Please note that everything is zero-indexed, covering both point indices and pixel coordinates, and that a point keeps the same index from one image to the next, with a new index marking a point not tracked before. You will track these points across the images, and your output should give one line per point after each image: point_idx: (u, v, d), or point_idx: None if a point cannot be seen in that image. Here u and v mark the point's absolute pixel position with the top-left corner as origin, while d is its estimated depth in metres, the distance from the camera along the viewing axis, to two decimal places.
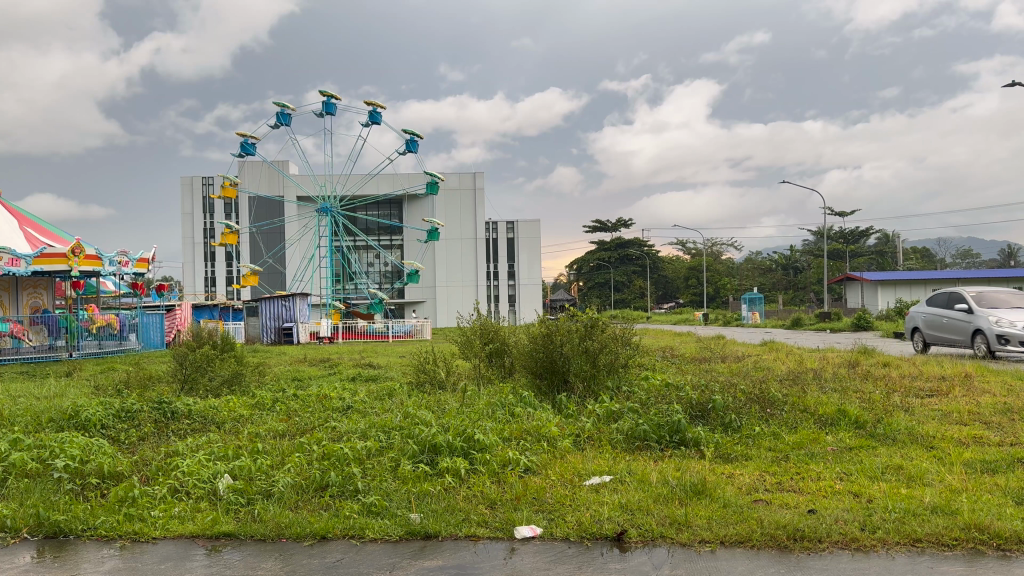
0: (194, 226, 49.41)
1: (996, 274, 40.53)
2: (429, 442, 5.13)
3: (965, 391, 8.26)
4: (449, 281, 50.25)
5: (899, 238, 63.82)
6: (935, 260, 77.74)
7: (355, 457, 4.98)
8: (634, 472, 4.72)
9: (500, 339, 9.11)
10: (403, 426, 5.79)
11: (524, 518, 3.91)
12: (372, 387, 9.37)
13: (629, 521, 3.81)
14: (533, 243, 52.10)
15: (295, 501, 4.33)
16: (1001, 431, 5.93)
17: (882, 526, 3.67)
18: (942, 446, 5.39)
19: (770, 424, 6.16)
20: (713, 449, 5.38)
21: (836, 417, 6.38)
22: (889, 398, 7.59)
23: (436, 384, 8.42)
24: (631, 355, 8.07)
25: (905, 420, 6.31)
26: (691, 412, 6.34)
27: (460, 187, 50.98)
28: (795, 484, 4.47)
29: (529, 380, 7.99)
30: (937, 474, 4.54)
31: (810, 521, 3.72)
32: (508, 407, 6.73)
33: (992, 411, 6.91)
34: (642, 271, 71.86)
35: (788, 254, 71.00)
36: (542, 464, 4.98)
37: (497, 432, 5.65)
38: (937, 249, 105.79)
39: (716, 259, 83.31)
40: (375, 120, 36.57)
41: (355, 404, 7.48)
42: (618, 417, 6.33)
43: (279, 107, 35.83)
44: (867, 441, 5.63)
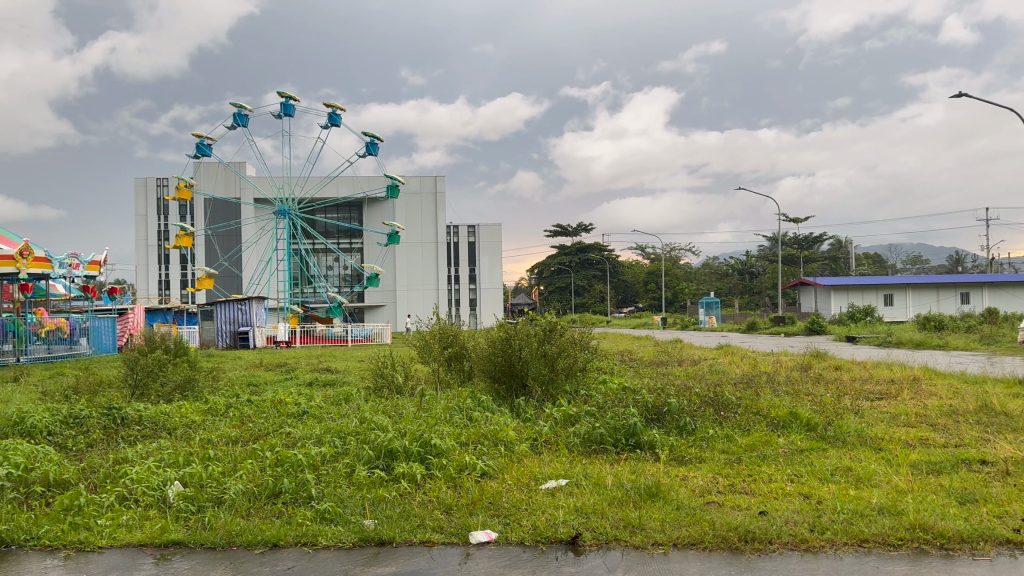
0: (149, 228, 48.41)
1: (945, 279, 41.32)
2: (384, 448, 5.09)
3: (912, 393, 8.59)
4: (409, 285, 50.14)
5: (853, 243, 65.19)
6: (886, 266, 79.56)
7: (309, 463, 4.92)
8: (590, 475, 4.73)
9: (458, 343, 9.07)
10: (360, 432, 5.71)
11: (478, 523, 3.90)
12: (328, 393, 9.22)
13: (584, 524, 3.83)
14: (494, 247, 52.03)
15: (247, 508, 4.25)
16: (945, 432, 6.12)
17: (831, 526, 3.74)
18: (889, 447, 5.54)
19: (723, 427, 6.24)
20: (666, 452, 5.43)
21: (787, 419, 6.50)
22: (839, 400, 7.79)
23: (393, 389, 8.34)
24: (590, 359, 8.15)
25: (854, 422, 6.46)
26: (646, 415, 6.39)
27: (422, 190, 50.79)
28: (748, 486, 4.53)
29: (487, 384, 7.94)
30: (884, 475, 4.64)
31: (761, 522, 3.77)
32: (465, 411, 6.71)
33: (938, 414, 7.07)
34: (602, 275, 72.20)
35: (744, 259, 72.12)
36: (498, 468, 4.97)
37: (454, 437, 5.61)
38: (890, 257, 109.08)
39: (675, 263, 84.20)
40: (335, 122, 36.27)
41: (310, 410, 7.38)
42: (575, 422, 6.35)
43: (235, 108, 35.37)
44: (817, 443, 5.73)
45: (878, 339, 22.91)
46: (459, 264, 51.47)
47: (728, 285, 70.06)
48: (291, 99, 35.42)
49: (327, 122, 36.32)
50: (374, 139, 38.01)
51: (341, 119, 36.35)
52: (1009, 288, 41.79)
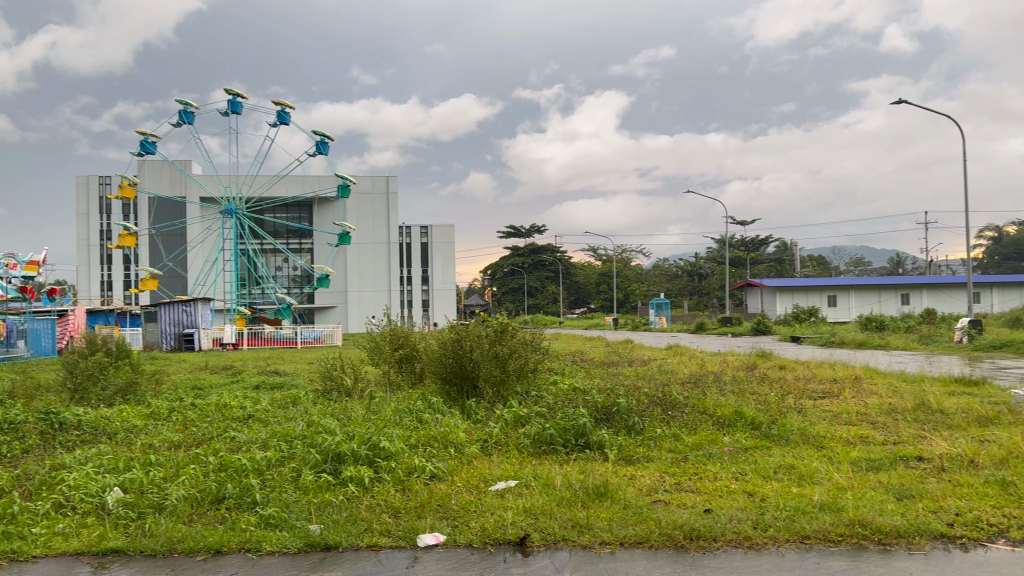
0: (91, 227, 47.09)
1: (887, 281, 42.40)
2: (332, 452, 5.02)
3: (854, 392, 8.74)
4: (360, 286, 49.66)
5: (798, 245, 66.67)
6: (830, 268, 81.45)
7: (253, 468, 4.83)
8: (539, 476, 4.75)
9: (410, 345, 9.01)
10: (306, 435, 5.63)
11: (427, 526, 3.88)
12: (275, 396, 9.05)
13: (533, 526, 3.83)
14: (446, 248, 51.87)
15: (189, 515, 4.16)
16: (885, 431, 6.25)
17: (773, 523, 3.81)
18: (831, 446, 5.64)
19: (670, 426, 6.32)
20: (615, 452, 5.48)
21: (733, 419, 6.60)
22: (783, 400, 7.91)
23: (343, 391, 8.24)
24: (540, 360, 8.22)
25: (797, 421, 6.59)
26: (596, 415, 6.42)
27: (373, 190, 50.36)
28: (693, 484, 4.59)
29: (438, 386, 7.88)
30: (825, 474, 4.73)
31: (705, 521, 3.82)
32: (415, 414, 6.65)
33: (877, 411, 7.29)
34: (554, 276, 72.57)
35: (693, 260, 73.13)
36: (448, 470, 4.95)
37: (403, 440, 5.56)
38: (833, 259, 111.91)
39: (626, 265, 85.02)
40: (283, 121, 35.78)
41: (256, 414, 7.25)
42: (525, 422, 6.38)
43: (181, 105, 34.63)
44: (761, 441, 5.84)
45: (822, 339, 23.48)
46: (411, 265, 51.20)
47: (678, 286, 71.00)
48: (238, 97, 34.82)
49: (276, 121, 35.81)
50: (324, 138, 37.61)
51: (290, 118, 35.86)
52: (946, 290, 43.07)
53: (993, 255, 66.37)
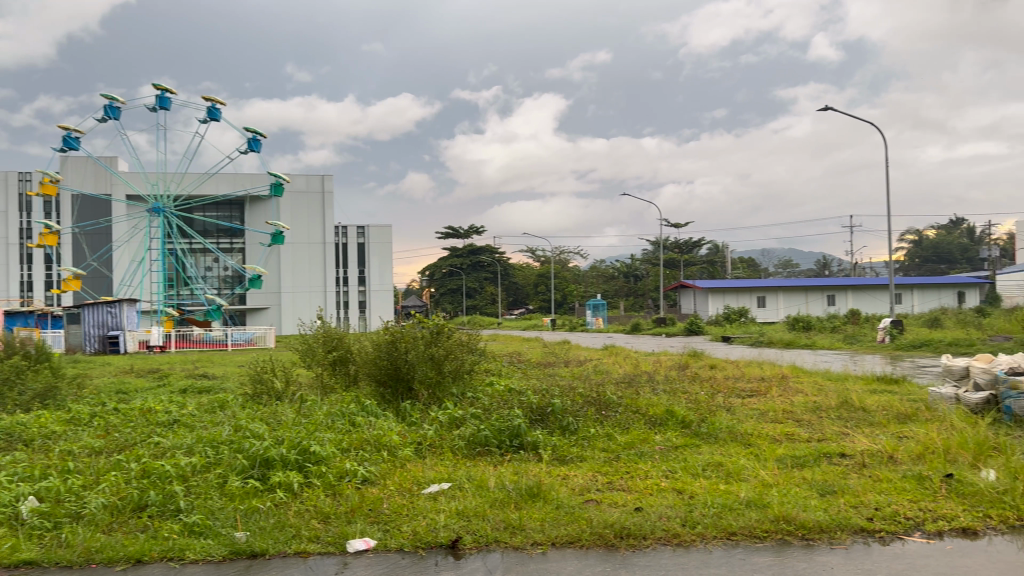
0: (9, 226, 45.06)
1: (814, 283, 43.62)
2: (260, 457, 4.92)
3: (780, 392, 8.89)
4: (295, 287, 48.81)
5: (729, 248, 68.20)
6: (759, 270, 83.52)
7: (177, 474, 4.69)
8: (472, 478, 4.73)
9: (344, 347, 8.88)
10: (234, 440, 5.50)
11: (356, 531, 3.83)
12: (203, 399, 8.82)
13: (464, 528, 3.82)
14: (383, 249, 51.36)
15: (108, 524, 4.02)
16: (809, 428, 6.46)
17: (701, 521, 3.88)
18: (758, 443, 5.77)
19: (604, 426, 6.37)
20: (549, 452, 5.51)
21: (664, 417, 6.70)
22: (713, 398, 8.09)
23: (274, 395, 8.07)
24: (477, 361, 8.24)
25: (726, 420, 6.70)
26: (531, 416, 6.43)
27: (308, 189, 49.50)
28: (624, 483, 4.64)
29: (372, 388, 7.78)
30: (752, 470, 4.85)
31: (636, 519, 3.87)
32: (347, 417, 6.55)
33: (803, 410, 7.47)
34: (492, 277, 72.69)
35: (629, 262, 74.11)
36: (381, 474, 4.90)
37: (335, 444, 5.47)
38: (762, 261, 114.96)
39: (563, 266, 85.63)
40: (214, 117, 34.93)
41: (182, 418, 7.04)
42: (460, 423, 6.36)
43: (106, 99, 33.48)
44: (691, 440, 5.93)
45: (751, 339, 24.07)
46: (348, 266, 50.57)
47: (614, 287, 71.83)
48: (166, 92, 33.84)
49: (206, 116, 34.94)
50: (257, 135, 36.86)
51: (221, 114, 35.04)
52: (870, 291, 44.58)
53: (913, 258, 69.04)
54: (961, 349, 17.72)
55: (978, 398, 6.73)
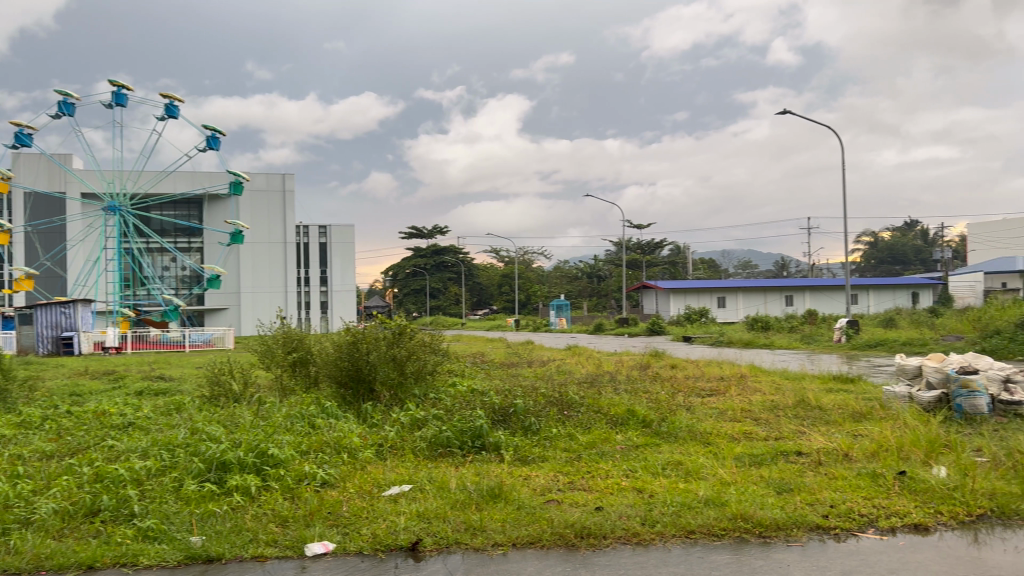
0: None
1: (773, 283, 44.31)
2: (216, 461, 4.84)
3: (739, 391, 8.99)
4: (255, 287, 48.19)
5: (691, 249, 68.93)
6: (720, 271, 84.55)
7: (132, 478, 4.60)
8: (433, 479, 4.71)
9: (304, 348, 8.79)
10: (190, 443, 5.41)
11: (315, 535, 3.78)
12: (159, 402, 8.65)
13: (425, 530, 3.79)
14: (346, 249, 50.96)
15: (59, 529, 3.92)
16: (767, 426, 6.56)
17: (660, 519, 3.91)
18: (717, 442, 5.84)
19: (566, 426, 6.40)
20: (511, 453, 5.52)
21: (625, 417, 6.75)
22: (673, 397, 8.17)
23: (232, 397, 7.95)
24: (440, 361, 8.22)
25: (686, 418, 6.77)
26: (493, 417, 6.42)
27: (268, 188, 48.90)
28: (586, 483, 4.66)
29: (332, 390, 7.70)
30: (711, 469, 4.91)
31: (596, 519, 3.89)
32: (307, 419, 6.48)
33: (761, 408, 7.57)
34: (456, 277, 72.59)
35: (592, 262, 74.50)
36: (341, 477, 4.85)
37: (294, 446, 5.40)
38: (721, 261, 116.53)
39: (527, 267, 85.78)
40: (172, 115, 34.35)
41: (138, 421, 6.91)
42: (422, 424, 6.33)
43: (60, 95, 32.74)
44: (652, 439, 5.97)
45: (711, 339, 24.33)
46: (309, 266, 50.10)
47: (577, 287, 72.16)
48: (123, 89, 33.20)
49: (163, 114, 34.35)
50: (216, 133, 36.33)
51: (179, 111, 34.47)
52: (826, 292, 45.42)
53: (869, 259, 70.50)
54: (915, 348, 18.12)
55: (930, 396, 6.90)
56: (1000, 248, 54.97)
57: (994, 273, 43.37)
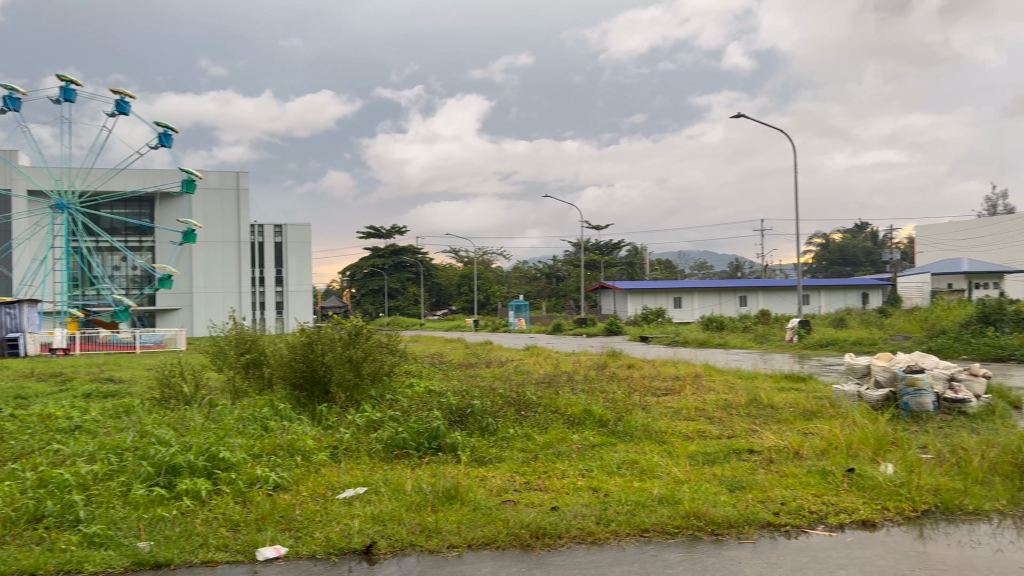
0: None
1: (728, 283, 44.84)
2: (166, 464, 4.74)
3: (694, 390, 9.12)
4: (208, 288, 47.35)
5: (648, 249, 69.61)
6: (677, 271, 85.47)
7: (78, 483, 4.49)
8: (388, 481, 4.68)
9: (257, 350, 8.67)
10: (138, 446, 5.29)
11: (267, 539, 3.73)
12: (107, 405, 8.42)
13: (379, 533, 3.77)
14: (302, 248, 50.47)
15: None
16: (721, 425, 6.64)
17: (616, 518, 3.94)
18: (672, 441, 5.91)
19: (523, 426, 6.41)
20: (468, 454, 5.50)
21: (581, 417, 6.79)
22: (630, 397, 8.24)
23: (182, 400, 7.79)
24: (397, 362, 8.18)
25: (642, 418, 6.84)
26: (450, 418, 6.39)
27: (222, 186, 48.09)
28: (542, 483, 4.67)
29: (286, 392, 7.59)
30: (666, 467, 4.96)
31: (552, 518, 3.91)
32: (260, 421, 6.39)
33: (716, 407, 7.67)
34: (415, 277, 72.29)
35: (551, 262, 74.76)
36: (293, 480, 4.79)
37: (246, 449, 5.32)
38: (676, 262, 118.02)
39: (486, 267, 85.82)
40: (123, 111, 33.57)
41: (84, 425, 6.73)
42: (377, 426, 6.27)
43: (5, 90, 31.77)
44: (608, 439, 6.02)
45: (667, 339, 24.56)
46: (264, 266, 49.43)
47: (536, 288, 72.36)
48: (71, 84, 32.36)
49: (114, 109, 33.55)
50: (168, 130, 35.60)
51: (130, 108, 33.71)
52: (779, 292, 46.21)
53: (820, 260, 71.93)
54: (865, 347, 18.50)
55: (878, 394, 7.07)
56: (946, 250, 56.55)
57: (941, 274, 44.59)
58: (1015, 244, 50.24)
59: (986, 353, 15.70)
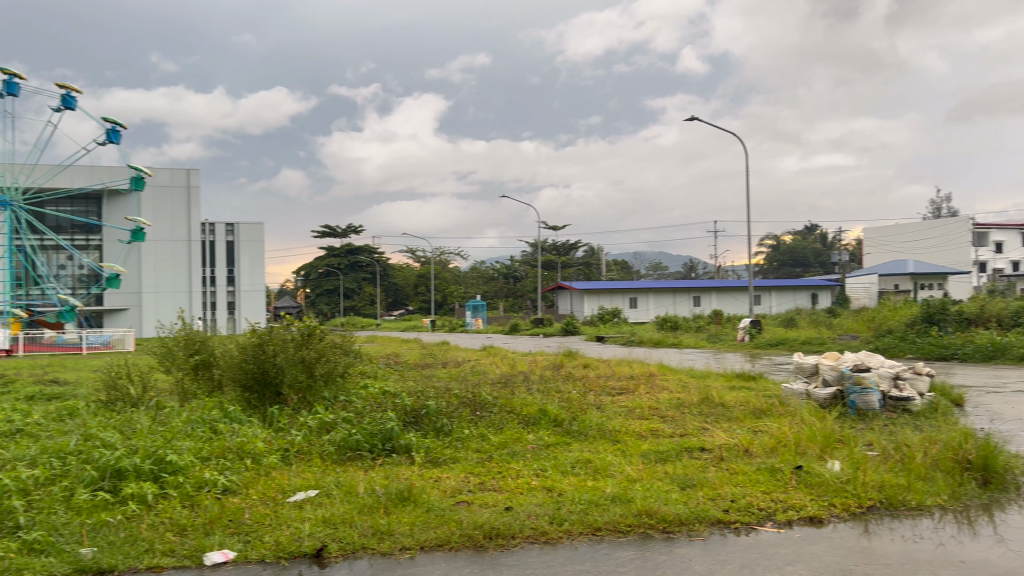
0: None
1: (682, 283, 45.34)
2: (111, 468, 4.63)
3: (647, 389, 9.24)
4: (157, 287, 46.38)
5: (604, 250, 70.12)
6: (632, 271, 86.24)
7: (18, 489, 4.36)
8: (341, 484, 4.64)
9: (206, 351, 8.52)
10: (83, 450, 5.15)
11: (215, 543, 3.66)
12: (49, 408, 8.19)
13: (330, 536, 3.73)
14: (255, 248, 49.99)
15: None
16: (673, 424, 6.73)
17: (568, 518, 3.96)
18: (625, 440, 5.97)
19: (478, 426, 6.40)
20: (422, 455, 5.49)
21: (537, 416, 6.81)
22: (584, 396, 8.27)
23: (129, 402, 7.62)
24: (351, 363, 8.13)
25: (596, 417, 6.89)
26: (404, 418, 6.36)
27: (172, 184, 47.21)
28: (497, 483, 4.68)
29: (237, 393, 7.48)
30: (618, 466, 5.00)
31: (505, 519, 3.91)
32: (209, 423, 6.28)
33: (668, 406, 7.76)
34: (371, 277, 71.80)
35: (508, 263, 74.85)
36: (243, 483, 4.72)
37: (194, 452, 5.21)
38: (632, 262, 119.15)
39: (443, 267, 85.61)
40: (69, 106, 32.67)
41: (26, 428, 6.54)
42: (330, 428, 6.21)
43: None
44: (563, 438, 6.06)
45: (623, 339, 24.74)
46: (216, 265, 48.67)
47: (493, 288, 72.37)
48: (15, 78, 31.41)
49: (59, 104, 32.65)
50: (117, 126, 34.77)
51: (77, 102, 32.83)
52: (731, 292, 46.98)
53: (771, 261, 73.25)
54: (814, 347, 18.87)
55: (826, 393, 7.24)
56: (893, 251, 58.04)
57: (887, 275, 45.76)
58: (959, 245, 51.75)
59: (930, 353, 16.20)
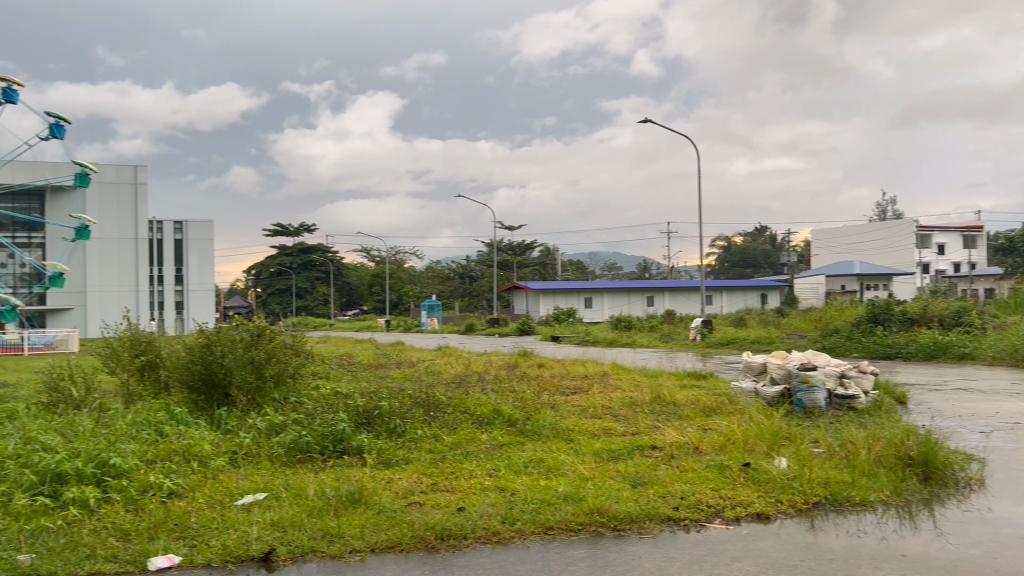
0: None
1: (635, 283, 45.80)
2: (51, 472, 4.50)
3: (600, 388, 9.30)
4: (102, 286, 45.24)
5: (560, 250, 70.42)
6: (587, 271, 86.75)
7: None
8: (290, 486, 4.59)
9: (153, 352, 8.33)
10: (20, 453, 5.00)
11: (159, 547, 3.58)
12: None
13: (280, 539, 3.68)
14: (204, 246, 49.01)
15: None
16: (625, 422, 6.78)
17: (520, 517, 3.97)
18: (578, 438, 6.01)
19: (431, 427, 6.37)
20: (374, 456, 5.45)
21: (490, 417, 6.81)
22: (538, 396, 8.30)
23: (72, 403, 7.41)
24: (301, 364, 8.05)
25: (549, 416, 6.92)
26: (356, 420, 6.31)
27: (119, 180, 46.05)
28: (449, 484, 4.67)
29: (183, 395, 7.31)
30: (571, 465, 5.02)
31: (457, 519, 3.90)
32: (154, 426, 6.15)
33: (620, 405, 7.82)
34: (325, 277, 71.01)
35: (463, 262, 74.70)
36: (190, 486, 4.64)
37: (139, 455, 5.10)
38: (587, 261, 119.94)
39: (398, 266, 85.06)
40: (10, 99, 31.62)
41: None
42: (280, 430, 6.13)
43: None
44: (516, 437, 6.08)
45: (577, 339, 24.82)
46: (163, 264, 47.69)
47: (449, 287, 72.14)
48: None
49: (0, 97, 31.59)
50: (61, 121, 33.76)
51: (18, 96, 31.77)
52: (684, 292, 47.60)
53: (723, 262, 74.32)
54: (762, 346, 19.16)
55: (773, 391, 7.39)
56: (841, 253, 59.33)
57: (835, 276, 46.79)
58: (903, 247, 53.11)
59: (875, 351, 16.61)
